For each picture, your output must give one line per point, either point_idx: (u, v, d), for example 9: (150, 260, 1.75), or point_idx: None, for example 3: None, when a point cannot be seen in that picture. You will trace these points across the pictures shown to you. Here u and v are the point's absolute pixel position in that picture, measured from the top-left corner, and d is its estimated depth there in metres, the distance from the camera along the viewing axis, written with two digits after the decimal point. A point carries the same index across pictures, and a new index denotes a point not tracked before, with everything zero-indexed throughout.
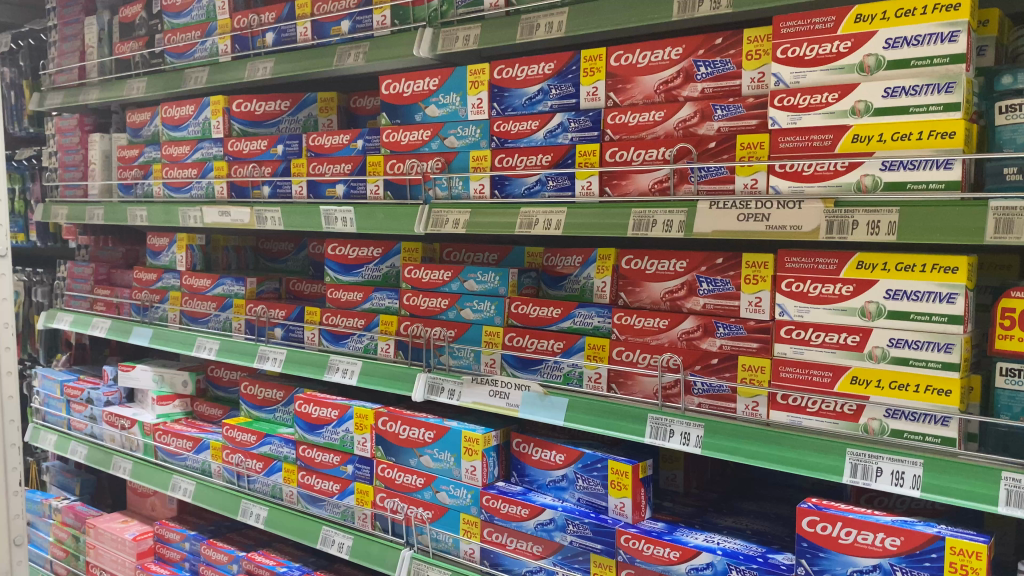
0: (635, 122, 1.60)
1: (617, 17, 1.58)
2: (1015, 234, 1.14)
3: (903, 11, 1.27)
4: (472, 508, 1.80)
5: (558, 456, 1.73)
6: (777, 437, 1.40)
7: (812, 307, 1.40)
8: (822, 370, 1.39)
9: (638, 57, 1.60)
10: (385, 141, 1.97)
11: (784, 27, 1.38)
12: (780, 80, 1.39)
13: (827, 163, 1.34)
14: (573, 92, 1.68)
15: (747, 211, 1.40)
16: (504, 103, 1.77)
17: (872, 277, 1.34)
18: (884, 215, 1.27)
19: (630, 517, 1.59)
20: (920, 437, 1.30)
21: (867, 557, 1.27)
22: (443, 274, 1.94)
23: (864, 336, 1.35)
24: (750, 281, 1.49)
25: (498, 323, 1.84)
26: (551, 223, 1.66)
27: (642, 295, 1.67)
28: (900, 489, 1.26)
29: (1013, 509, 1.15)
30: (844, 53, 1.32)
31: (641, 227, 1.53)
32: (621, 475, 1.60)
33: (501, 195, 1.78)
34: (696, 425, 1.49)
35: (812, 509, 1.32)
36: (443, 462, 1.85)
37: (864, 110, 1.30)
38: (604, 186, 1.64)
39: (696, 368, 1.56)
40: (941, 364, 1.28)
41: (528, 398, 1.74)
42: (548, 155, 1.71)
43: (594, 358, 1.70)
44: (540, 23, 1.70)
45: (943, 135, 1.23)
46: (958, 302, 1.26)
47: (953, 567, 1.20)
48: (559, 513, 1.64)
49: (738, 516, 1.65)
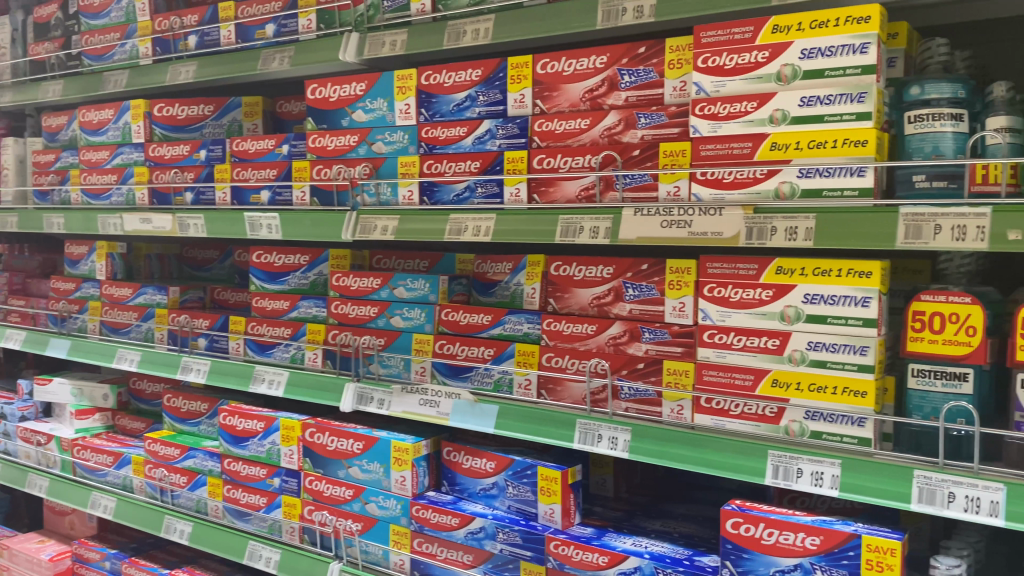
0: (561, 129, 1.61)
1: (544, 24, 1.58)
2: (923, 240, 1.18)
3: (817, 22, 1.30)
4: (402, 519, 1.77)
5: (488, 463, 1.72)
6: (702, 439, 1.41)
7: (733, 311, 1.43)
8: (744, 374, 1.41)
9: (564, 65, 1.60)
10: (311, 147, 1.94)
11: (704, 36, 1.40)
12: (701, 88, 1.41)
13: (747, 170, 1.36)
14: (500, 99, 1.68)
15: (670, 218, 1.42)
16: (432, 109, 1.76)
17: (790, 282, 1.37)
18: (801, 221, 1.29)
19: (560, 523, 1.59)
20: (838, 438, 1.33)
21: (788, 557, 1.30)
22: (372, 282, 1.92)
23: (783, 339, 1.38)
24: (674, 287, 1.53)
25: (428, 330, 1.83)
26: (480, 230, 1.64)
27: (571, 301, 1.67)
28: (819, 489, 1.28)
29: (926, 506, 1.19)
30: (762, 63, 1.35)
31: (568, 234, 1.53)
32: (551, 482, 1.60)
33: (430, 201, 1.77)
34: (623, 429, 1.49)
35: (736, 511, 1.35)
36: (372, 473, 1.83)
37: (781, 119, 1.33)
38: (531, 193, 1.64)
39: (622, 373, 1.58)
40: (857, 366, 1.31)
41: (458, 406, 1.72)
42: (477, 161, 1.70)
43: (524, 363, 1.71)
44: (467, 29, 1.69)
45: (857, 143, 1.27)
46: (872, 306, 1.30)
47: (870, 564, 1.22)
48: (489, 520, 1.64)
49: (666, 520, 1.67)
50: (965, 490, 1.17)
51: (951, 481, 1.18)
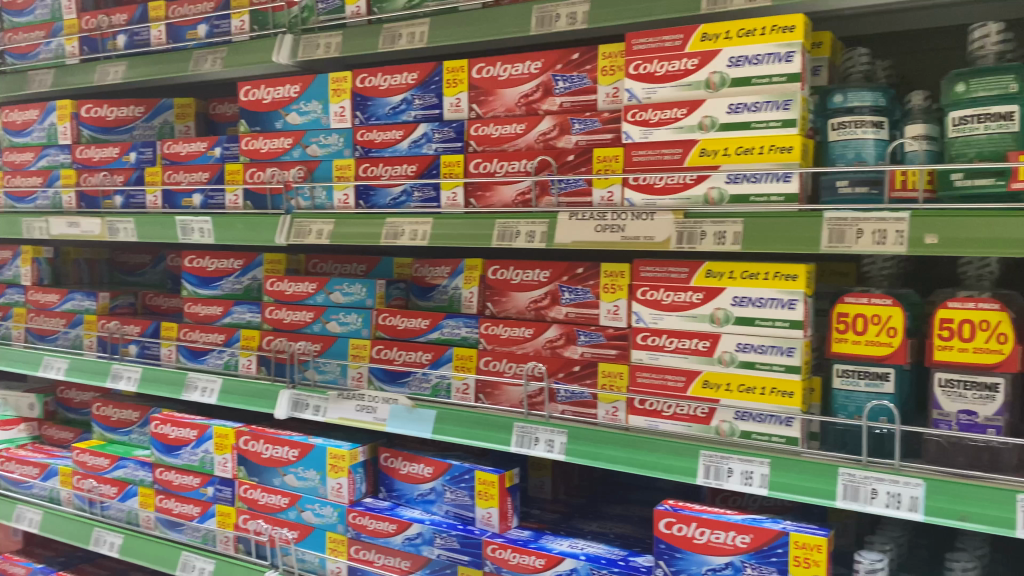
0: (497, 134, 1.61)
1: (478, 29, 1.58)
2: (846, 244, 1.21)
3: (744, 31, 1.33)
4: (339, 526, 1.75)
5: (426, 468, 1.71)
6: (635, 441, 1.42)
7: (665, 314, 1.45)
8: (677, 375, 1.44)
9: (499, 70, 1.61)
10: (244, 149, 1.91)
11: (635, 44, 1.43)
12: (633, 95, 1.44)
13: (677, 176, 1.39)
14: (437, 103, 1.67)
15: (604, 223, 1.43)
16: (367, 112, 1.75)
17: (719, 285, 1.40)
18: (730, 226, 1.32)
19: (497, 527, 1.59)
20: (767, 437, 1.36)
21: (720, 555, 1.32)
22: (308, 286, 1.90)
23: (713, 341, 1.40)
24: (609, 290, 1.54)
25: (364, 335, 1.81)
26: (417, 233, 1.63)
27: (508, 304, 1.67)
28: (749, 488, 1.31)
29: (850, 502, 1.23)
30: (692, 70, 1.38)
31: (504, 238, 1.52)
32: (488, 486, 1.60)
33: (366, 205, 1.75)
34: (559, 432, 1.50)
35: (669, 511, 1.37)
36: (308, 480, 1.81)
37: (710, 126, 1.36)
38: (468, 197, 1.64)
39: (559, 376, 1.59)
40: (784, 367, 1.34)
41: (396, 411, 1.70)
42: (414, 165, 1.70)
43: (462, 368, 1.70)
44: (402, 32, 1.68)
45: (782, 150, 1.30)
46: (797, 308, 1.33)
47: (798, 561, 1.26)
48: (426, 526, 1.63)
49: (603, 521, 1.68)
50: (886, 486, 1.21)
51: (874, 478, 1.22)
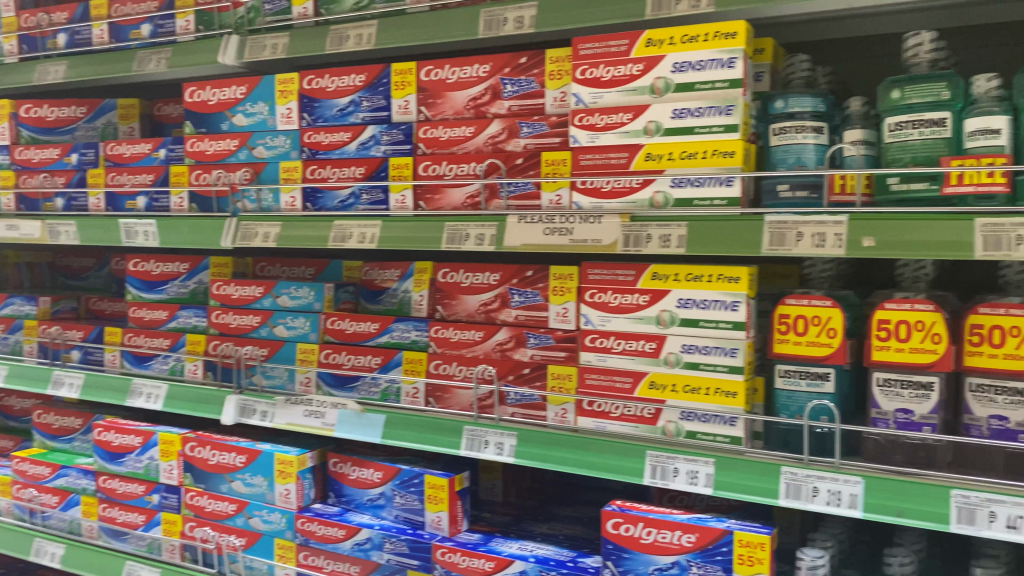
0: (446, 136, 1.61)
1: (426, 32, 1.58)
2: (786, 247, 1.24)
3: (687, 36, 1.35)
4: (287, 533, 1.74)
5: (375, 473, 1.70)
6: (584, 442, 1.43)
7: (612, 316, 1.47)
8: (624, 377, 1.45)
9: (448, 72, 1.61)
10: (189, 151, 1.89)
11: (582, 48, 1.44)
12: (580, 100, 1.45)
13: (624, 180, 1.40)
14: (384, 105, 1.67)
15: (552, 225, 1.44)
16: (314, 114, 1.73)
17: (665, 287, 1.42)
18: (674, 229, 1.33)
19: (446, 530, 1.59)
20: (711, 437, 1.38)
21: (666, 555, 1.33)
22: (255, 290, 1.88)
23: (659, 343, 1.42)
24: (558, 292, 1.55)
25: (312, 339, 1.80)
26: (365, 236, 1.61)
27: (458, 307, 1.67)
28: (694, 488, 1.32)
29: (793, 500, 1.25)
30: (637, 75, 1.39)
31: (454, 241, 1.52)
32: (437, 490, 1.60)
33: (313, 208, 1.74)
34: (509, 434, 1.50)
35: (617, 512, 1.38)
36: (255, 487, 1.78)
37: (654, 130, 1.38)
38: (417, 200, 1.63)
39: (509, 378, 1.59)
40: (727, 368, 1.36)
41: (344, 416, 1.68)
42: (362, 167, 1.69)
43: (412, 372, 1.69)
44: (350, 34, 1.67)
45: (724, 154, 1.33)
46: (740, 310, 1.35)
47: (742, 559, 1.27)
48: (375, 531, 1.62)
49: (553, 523, 1.69)
50: (827, 484, 1.23)
51: (815, 476, 1.24)
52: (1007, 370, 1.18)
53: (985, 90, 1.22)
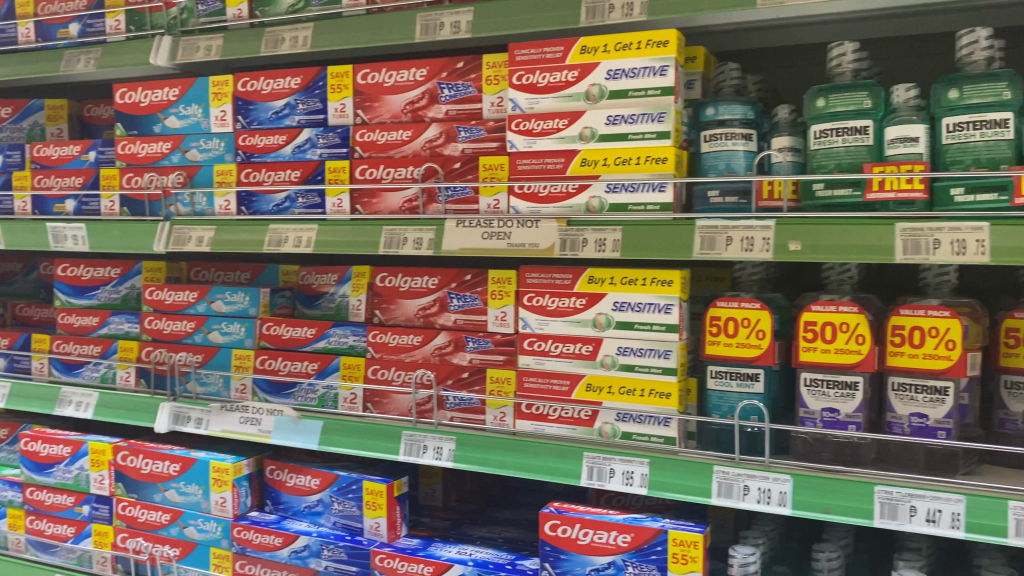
0: (383, 140, 1.61)
1: (363, 35, 1.57)
2: (716, 251, 1.26)
3: (621, 44, 1.37)
4: (223, 542, 1.71)
5: (312, 480, 1.68)
6: (522, 445, 1.44)
7: (550, 319, 1.48)
8: (562, 379, 1.47)
9: (384, 76, 1.60)
10: (120, 154, 1.84)
11: (518, 54, 1.45)
12: (516, 105, 1.46)
13: (560, 185, 1.42)
14: (320, 108, 1.65)
15: (490, 229, 1.44)
16: (249, 116, 1.71)
17: (601, 291, 1.44)
18: (609, 233, 1.35)
19: (385, 536, 1.58)
20: (647, 438, 1.40)
21: (602, 555, 1.35)
22: (188, 295, 1.84)
23: (595, 345, 1.44)
24: (496, 296, 1.55)
25: (248, 345, 1.78)
26: (301, 240, 1.59)
27: (396, 312, 1.66)
28: (630, 488, 1.34)
29: (725, 499, 1.27)
30: (572, 82, 1.41)
31: (392, 245, 1.50)
32: (376, 495, 1.59)
33: (248, 212, 1.71)
34: (448, 439, 1.50)
35: (554, 513, 1.39)
36: (190, 496, 1.75)
37: (590, 136, 1.40)
38: (354, 204, 1.62)
39: (448, 383, 1.58)
40: (661, 369, 1.39)
41: (281, 423, 1.66)
42: (298, 170, 1.67)
43: (349, 378, 1.68)
44: (285, 36, 1.65)
45: (657, 160, 1.35)
46: (673, 312, 1.38)
47: (675, 557, 1.30)
48: (313, 538, 1.60)
49: (493, 526, 1.70)
50: (757, 482, 1.26)
51: (746, 475, 1.27)
52: (927, 369, 1.22)
53: (904, 99, 1.26)
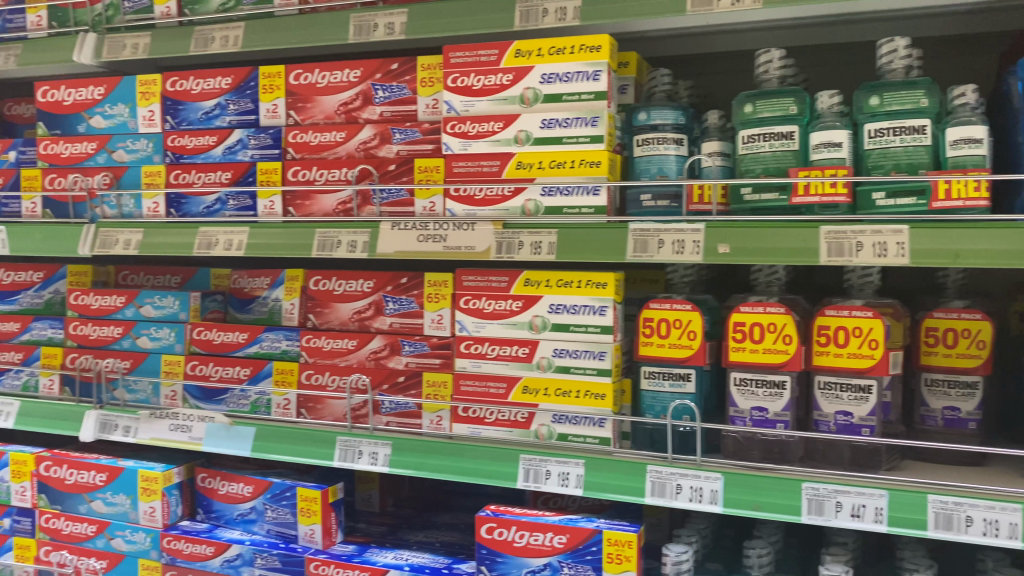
0: (316, 141, 1.59)
1: (295, 35, 1.55)
2: (649, 253, 1.28)
3: (555, 48, 1.38)
4: (152, 553, 1.66)
5: (245, 487, 1.65)
6: (458, 449, 1.44)
7: (487, 322, 1.48)
8: (498, 382, 1.47)
9: (317, 76, 1.58)
10: (42, 154, 1.78)
11: (453, 56, 1.45)
12: (451, 107, 1.46)
13: (496, 188, 1.42)
14: (252, 108, 1.63)
15: (426, 232, 1.43)
16: (178, 117, 1.68)
17: (537, 293, 1.45)
18: (545, 236, 1.36)
19: (320, 543, 1.56)
20: (583, 439, 1.41)
21: (538, 556, 1.35)
22: (116, 300, 1.80)
23: (532, 348, 1.44)
24: (433, 299, 1.54)
25: (178, 351, 1.74)
26: (232, 243, 1.56)
27: (330, 316, 1.64)
28: (566, 489, 1.35)
29: (658, 498, 1.29)
30: (506, 85, 1.42)
31: (325, 248, 1.48)
32: (310, 502, 1.57)
33: (177, 214, 1.67)
34: (383, 444, 1.49)
35: (490, 516, 1.39)
36: (117, 506, 1.70)
37: (524, 139, 1.40)
38: (286, 206, 1.60)
39: (383, 388, 1.57)
40: (596, 370, 1.40)
41: (212, 430, 1.63)
42: (228, 172, 1.64)
43: (283, 383, 1.65)
44: (215, 36, 1.62)
45: (592, 164, 1.37)
46: (608, 314, 1.40)
47: (610, 557, 1.31)
48: (246, 546, 1.57)
49: (430, 530, 1.69)
50: (690, 481, 1.28)
51: (678, 474, 1.29)
52: (851, 369, 1.26)
53: (828, 106, 1.29)
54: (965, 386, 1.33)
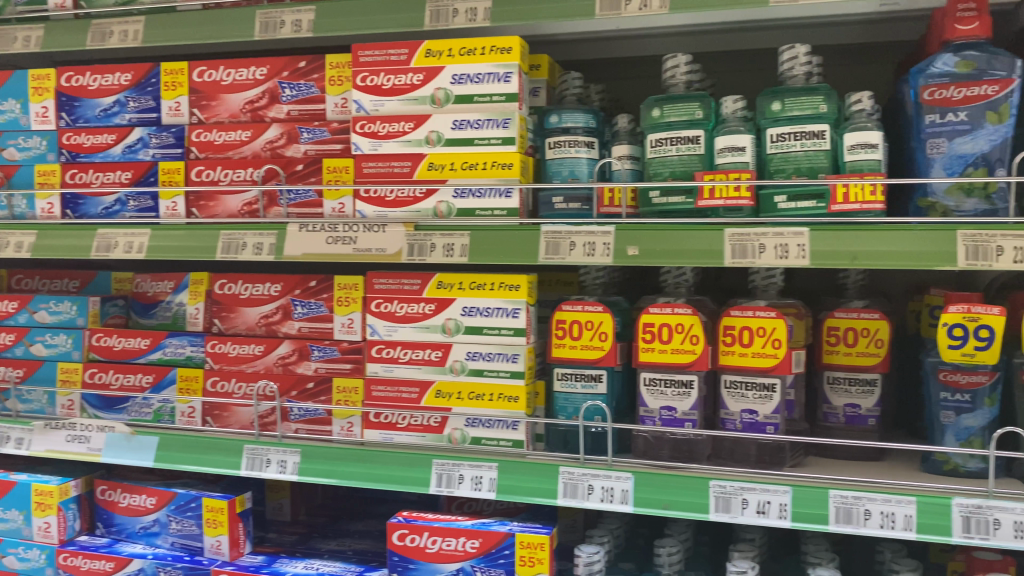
0: (220, 140, 1.54)
1: (198, 30, 1.50)
2: (560, 256, 1.28)
3: (466, 49, 1.37)
4: (47, 570, 1.58)
5: (148, 499, 1.59)
6: (370, 455, 1.41)
7: (399, 326, 1.46)
8: (411, 387, 1.45)
9: (222, 74, 1.54)
10: None
11: (362, 55, 1.43)
12: (361, 106, 1.43)
13: (407, 189, 1.40)
14: (153, 106, 1.57)
15: (335, 234, 1.41)
16: (74, 113, 1.61)
17: (450, 295, 1.43)
18: (457, 238, 1.34)
19: (227, 554, 1.51)
20: (495, 442, 1.40)
21: (450, 562, 1.34)
22: (8, 305, 1.71)
23: (444, 351, 1.43)
24: (343, 303, 1.51)
25: (76, 358, 1.66)
26: (132, 245, 1.50)
27: (236, 321, 1.60)
28: (479, 493, 1.33)
29: (570, 499, 1.29)
30: (417, 85, 1.40)
31: (229, 250, 1.44)
32: (217, 512, 1.52)
33: (73, 215, 1.60)
34: (292, 451, 1.45)
35: (402, 523, 1.37)
36: (10, 522, 1.62)
37: (436, 140, 1.39)
38: (190, 207, 1.54)
39: (292, 394, 1.53)
40: (509, 373, 1.40)
41: (112, 440, 1.56)
42: (128, 172, 1.58)
43: (187, 391, 1.60)
44: (114, 30, 1.56)
45: (503, 166, 1.36)
46: (521, 316, 1.39)
47: (523, 560, 1.30)
48: (148, 560, 1.51)
49: (342, 539, 1.66)
50: (601, 482, 1.29)
51: (590, 475, 1.29)
52: (756, 368, 1.28)
53: (732, 110, 1.32)
54: (866, 383, 1.37)
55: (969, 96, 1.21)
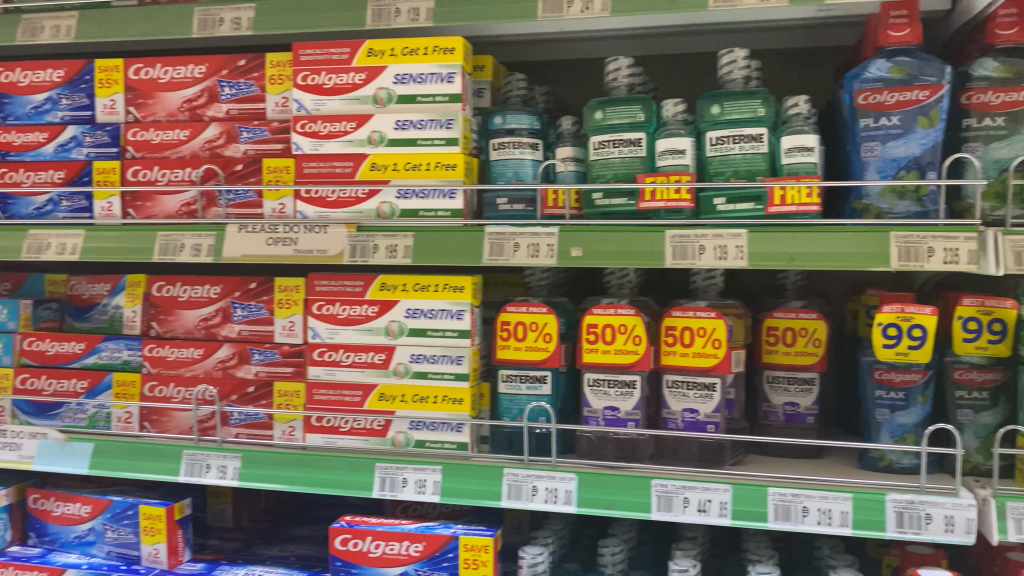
0: (157, 139, 1.51)
1: (134, 27, 1.46)
2: (504, 257, 1.28)
3: (408, 49, 1.36)
4: None
5: (83, 507, 1.55)
6: (312, 459, 1.39)
7: (341, 328, 1.45)
8: (354, 390, 1.43)
9: (159, 71, 1.50)
10: None
11: (303, 54, 1.41)
12: (302, 106, 1.42)
13: (349, 189, 1.39)
14: (87, 104, 1.53)
15: (275, 235, 1.38)
16: (4, 110, 1.56)
17: (393, 297, 1.42)
18: (400, 240, 1.33)
19: (165, 563, 1.48)
20: (439, 444, 1.39)
21: (394, 565, 1.33)
22: None
23: (388, 354, 1.42)
24: (284, 305, 1.49)
25: (6, 363, 1.61)
26: (65, 247, 1.45)
27: (174, 324, 1.56)
28: (422, 496, 1.32)
29: (514, 501, 1.29)
30: (359, 85, 1.39)
31: (167, 252, 1.41)
32: (154, 520, 1.48)
33: (3, 215, 1.55)
34: (233, 456, 1.42)
35: (344, 528, 1.35)
36: None
37: (378, 140, 1.38)
38: (126, 208, 1.51)
39: (232, 399, 1.51)
40: (453, 375, 1.39)
41: (44, 447, 1.51)
42: (61, 171, 1.54)
43: (124, 396, 1.56)
44: (45, 25, 1.51)
45: (446, 167, 1.35)
46: (465, 318, 1.39)
47: (467, 563, 1.30)
48: (83, 570, 1.47)
49: (285, 544, 1.63)
50: (545, 483, 1.29)
51: (534, 476, 1.29)
52: (698, 368, 1.30)
53: (673, 113, 1.33)
54: (804, 382, 1.40)
55: (902, 101, 1.24)
